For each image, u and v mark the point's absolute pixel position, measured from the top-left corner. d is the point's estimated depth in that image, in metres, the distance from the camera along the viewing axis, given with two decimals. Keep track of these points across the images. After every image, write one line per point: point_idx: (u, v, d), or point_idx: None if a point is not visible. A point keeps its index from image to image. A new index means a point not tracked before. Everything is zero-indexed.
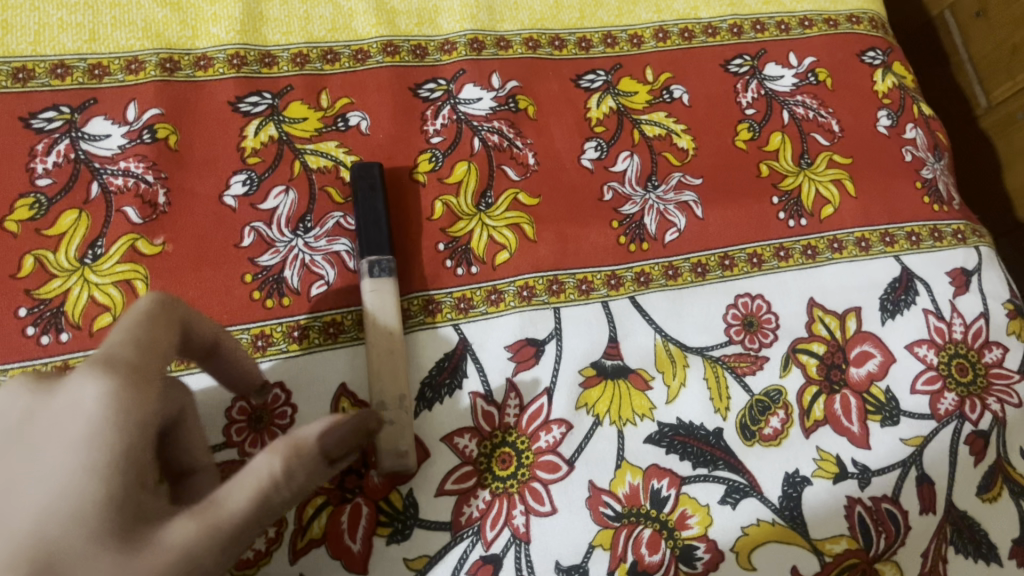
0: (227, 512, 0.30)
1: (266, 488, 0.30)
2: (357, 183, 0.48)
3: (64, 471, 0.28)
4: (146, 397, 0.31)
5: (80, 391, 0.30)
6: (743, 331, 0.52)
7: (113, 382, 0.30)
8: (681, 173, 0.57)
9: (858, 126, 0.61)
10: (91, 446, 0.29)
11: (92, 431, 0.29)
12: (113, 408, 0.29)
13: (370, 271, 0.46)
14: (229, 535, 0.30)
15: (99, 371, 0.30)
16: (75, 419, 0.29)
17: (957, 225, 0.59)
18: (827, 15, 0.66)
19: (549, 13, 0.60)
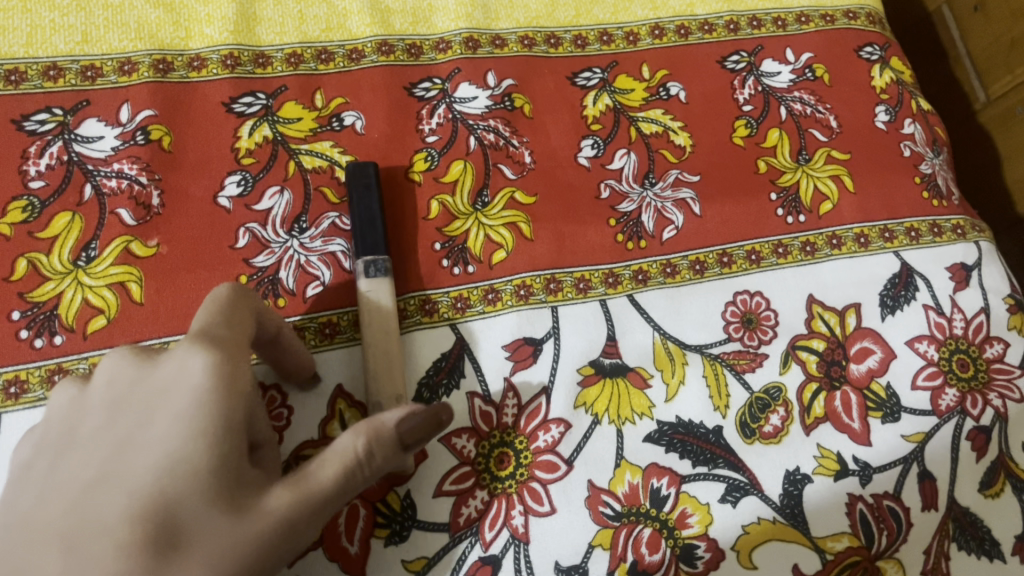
0: (317, 485, 0.32)
1: (352, 464, 0.33)
2: (352, 183, 0.48)
3: (175, 439, 0.31)
4: (242, 373, 0.34)
5: (187, 365, 0.33)
6: (742, 328, 0.52)
7: (217, 357, 0.33)
8: (678, 170, 0.56)
9: (857, 122, 0.61)
10: (204, 412, 0.32)
11: (201, 399, 0.32)
12: (218, 379, 0.32)
13: (367, 271, 0.46)
14: (319, 505, 0.32)
15: (204, 347, 0.33)
16: (183, 390, 0.32)
17: (957, 220, 0.59)
18: (824, 10, 0.65)
19: (544, 10, 0.60)
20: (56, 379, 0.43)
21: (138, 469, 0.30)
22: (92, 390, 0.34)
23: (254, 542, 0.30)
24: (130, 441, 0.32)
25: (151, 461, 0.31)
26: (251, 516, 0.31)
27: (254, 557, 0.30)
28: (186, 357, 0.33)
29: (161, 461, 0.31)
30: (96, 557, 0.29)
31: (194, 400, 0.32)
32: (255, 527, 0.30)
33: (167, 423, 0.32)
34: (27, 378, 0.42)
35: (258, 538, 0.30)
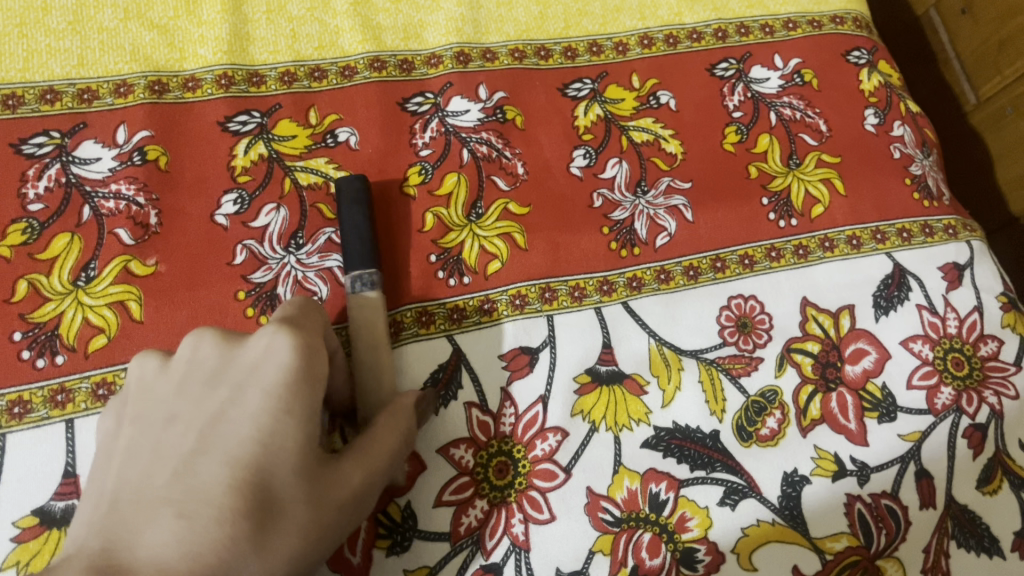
0: (377, 461, 0.38)
1: (398, 444, 0.39)
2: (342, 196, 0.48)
3: (268, 413, 0.34)
4: (322, 358, 0.37)
5: (273, 347, 0.36)
6: (737, 332, 0.53)
7: (301, 340, 0.36)
8: (670, 177, 0.57)
9: (846, 125, 0.62)
10: (294, 390, 0.35)
11: (288, 378, 0.35)
12: (304, 361, 0.36)
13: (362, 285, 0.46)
14: (380, 478, 0.38)
15: (288, 330, 0.36)
16: (271, 369, 0.35)
17: (948, 220, 0.59)
18: (811, 16, 0.66)
19: (534, 23, 0.61)
20: (58, 398, 0.43)
21: (231, 440, 0.33)
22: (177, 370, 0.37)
23: (339, 508, 0.35)
24: (220, 414, 0.35)
25: (245, 436, 0.33)
26: (334, 486, 0.35)
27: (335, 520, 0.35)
28: (270, 340, 0.36)
29: (253, 434, 0.33)
30: (203, 515, 0.31)
31: (280, 380, 0.35)
32: (342, 495, 0.35)
33: (257, 399, 0.34)
34: (30, 398, 0.43)
35: (340, 504, 0.35)
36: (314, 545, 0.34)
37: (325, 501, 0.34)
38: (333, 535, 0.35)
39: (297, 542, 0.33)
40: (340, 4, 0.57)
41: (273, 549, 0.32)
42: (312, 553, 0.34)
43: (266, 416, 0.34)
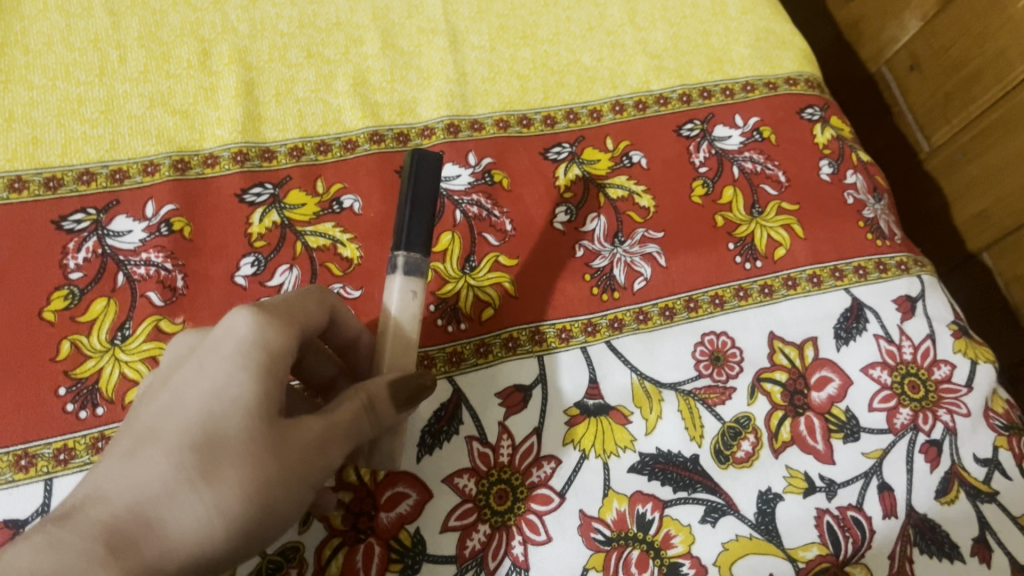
0: (338, 419, 0.39)
1: (362, 406, 0.41)
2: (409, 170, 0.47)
3: (223, 375, 0.37)
4: (282, 331, 0.39)
5: (233, 320, 0.39)
6: (711, 365, 0.58)
7: (257, 313, 0.39)
8: (644, 229, 0.63)
9: (803, 175, 0.68)
10: (247, 354, 0.38)
11: (242, 345, 0.38)
12: (257, 330, 0.38)
13: (404, 271, 0.47)
14: (345, 433, 0.39)
15: (246, 305, 0.39)
16: (228, 338, 0.38)
17: (900, 258, 0.65)
18: (767, 79, 0.73)
19: (516, 96, 0.67)
20: (99, 445, 0.48)
21: (190, 398, 0.37)
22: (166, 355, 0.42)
23: (294, 456, 0.38)
24: (184, 378, 0.38)
25: (197, 394, 0.37)
26: (289, 438, 0.38)
27: (288, 469, 0.37)
28: (232, 314, 0.39)
29: (209, 393, 0.37)
30: (153, 458, 0.36)
31: (234, 346, 0.38)
32: (298, 447, 0.38)
33: (214, 363, 0.38)
34: (74, 446, 0.48)
35: (294, 456, 0.38)
36: (267, 488, 0.37)
37: (274, 452, 0.37)
38: (289, 483, 0.37)
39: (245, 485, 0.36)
40: (341, 86, 0.64)
41: (220, 488, 0.36)
42: (266, 498, 0.37)
43: (220, 374, 0.37)
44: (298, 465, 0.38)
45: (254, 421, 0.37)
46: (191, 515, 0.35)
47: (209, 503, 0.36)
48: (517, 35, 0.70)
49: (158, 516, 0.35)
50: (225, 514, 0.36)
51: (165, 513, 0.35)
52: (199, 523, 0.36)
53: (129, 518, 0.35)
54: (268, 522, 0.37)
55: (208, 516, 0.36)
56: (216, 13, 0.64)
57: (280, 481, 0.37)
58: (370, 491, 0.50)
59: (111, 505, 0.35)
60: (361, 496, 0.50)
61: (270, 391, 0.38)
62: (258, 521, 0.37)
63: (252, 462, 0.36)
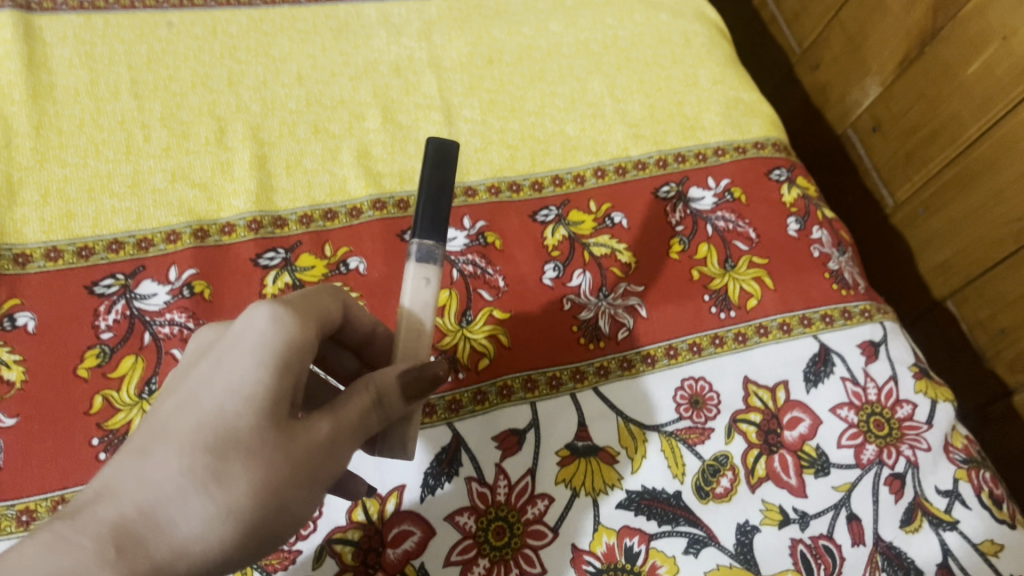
0: (346, 418, 0.40)
1: (371, 402, 0.41)
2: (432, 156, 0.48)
3: (240, 375, 0.38)
4: (300, 333, 0.40)
5: (253, 319, 0.40)
6: (691, 408, 0.63)
7: (276, 313, 0.40)
8: (626, 283, 0.68)
9: (771, 232, 0.73)
10: (263, 355, 0.39)
11: (259, 346, 0.39)
12: (276, 331, 0.39)
13: (422, 256, 0.47)
14: (352, 433, 0.40)
15: (265, 305, 0.40)
16: (247, 338, 0.39)
17: (863, 305, 0.71)
18: (737, 143, 0.79)
19: (506, 164, 0.73)
20: None
21: (206, 397, 0.38)
22: (190, 356, 0.43)
23: (303, 456, 0.39)
24: (202, 375, 0.39)
25: (214, 393, 0.38)
26: (299, 439, 0.39)
27: (296, 470, 0.39)
28: (251, 314, 0.40)
29: (224, 393, 0.38)
30: (167, 455, 0.37)
31: (253, 346, 0.39)
32: (307, 447, 0.39)
33: (232, 363, 0.39)
34: None
35: (302, 456, 0.39)
36: (275, 487, 0.38)
37: (284, 451, 0.38)
38: (296, 483, 0.39)
39: (255, 485, 0.38)
40: (346, 157, 0.70)
41: (229, 488, 0.37)
42: (273, 497, 0.38)
43: (237, 374, 0.38)
44: (305, 466, 0.39)
45: (265, 422, 0.38)
46: (200, 512, 0.37)
47: (219, 501, 0.37)
48: (506, 108, 0.76)
49: (167, 514, 0.36)
50: (233, 513, 0.37)
51: (174, 511, 0.36)
52: (207, 521, 0.37)
53: (139, 515, 0.36)
54: (273, 521, 0.39)
55: (217, 515, 0.37)
56: (231, 95, 0.70)
57: (288, 481, 0.39)
58: (378, 529, 0.54)
59: (121, 503, 0.36)
60: (370, 534, 0.54)
61: (283, 394, 0.39)
62: (263, 520, 0.39)
63: (262, 463, 0.38)
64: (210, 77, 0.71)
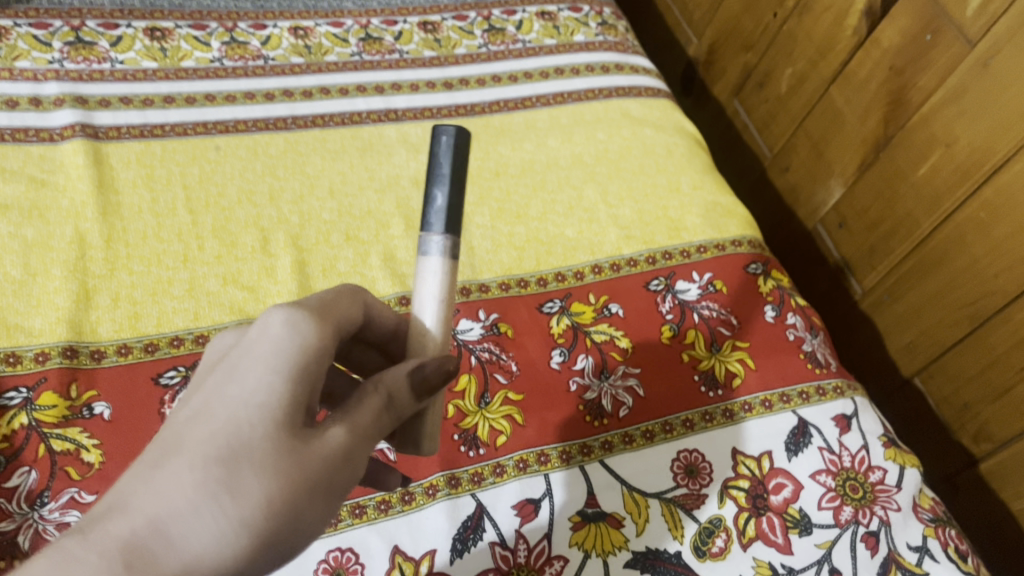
0: (360, 422, 0.42)
1: (383, 404, 0.43)
2: (445, 146, 0.47)
3: (256, 383, 0.39)
4: (313, 340, 0.42)
5: (268, 327, 0.42)
6: (687, 476, 0.70)
7: (291, 320, 0.42)
8: (625, 365, 0.77)
9: (751, 319, 0.83)
10: (277, 363, 0.40)
11: (272, 356, 0.40)
12: (290, 338, 0.41)
13: (440, 252, 0.47)
14: (362, 440, 0.42)
15: (279, 314, 0.42)
16: (262, 346, 0.41)
17: (835, 383, 0.80)
18: (717, 241, 0.89)
19: (515, 263, 0.82)
20: None
21: (221, 405, 0.39)
22: (206, 365, 0.45)
23: (316, 467, 0.39)
24: (216, 385, 0.40)
25: (228, 402, 0.39)
26: (312, 449, 0.40)
27: (308, 481, 0.39)
28: (266, 322, 0.42)
29: (238, 401, 0.39)
30: (179, 467, 0.37)
31: (267, 353, 0.40)
32: (320, 457, 0.40)
33: (247, 371, 0.40)
34: None
35: (315, 465, 0.39)
36: (288, 498, 0.39)
37: (297, 461, 0.39)
38: (309, 493, 0.39)
39: (268, 497, 0.38)
40: (375, 261, 0.79)
41: (242, 500, 0.37)
42: (287, 509, 0.39)
43: (251, 382, 0.40)
44: (317, 476, 0.40)
45: (278, 432, 0.39)
46: (212, 524, 0.37)
47: (231, 514, 0.37)
48: (512, 214, 0.86)
49: (176, 529, 0.36)
50: (246, 527, 0.37)
51: (186, 527, 0.36)
52: (219, 535, 0.37)
53: (148, 530, 0.35)
54: (287, 534, 0.39)
55: (230, 528, 0.37)
56: (272, 208, 0.80)
57: (302, 492, 0.39)
58: None
59: (130, 518, 0.36)
60: None
61: (295, 403, 0.40)
62: (276, 534, 0.39)
63: (275, 474, 0.38)
64: (255, 192, 0.81)
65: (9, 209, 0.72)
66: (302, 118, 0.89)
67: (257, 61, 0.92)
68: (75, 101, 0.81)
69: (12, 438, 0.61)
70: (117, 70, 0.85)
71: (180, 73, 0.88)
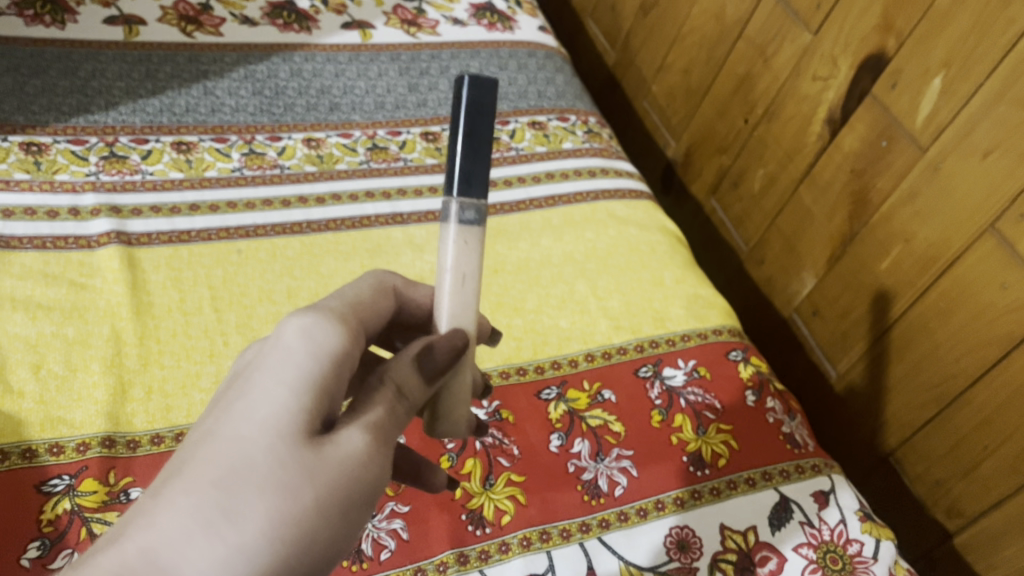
0: (374, 418, 0.44)
1: (394, 395, 0.46)
2: (461, 104, 0.53)
3: (264, 403, 0.41)
4: (323, 357, 0.44)
5: (279, 345, 0.44)
6: (679, 550, 0.76)
7: (303, 335, 0.44)
8: (619, 447, 0.83)
9: (734, 403, 0.89)
10: (284, 382, 0.42)
11: (284, 371, 0.43)
12: (299, 355, 0.43)
13: (455, 214, 0.53)
14: (372, 449, 0.44)
15: (290, 329, 0.44)
16: (273, 364, 0.43)
17: (813, 461, 0.86)
18: (700, 330, 0.96)
19: (514, 352, 0.89)
20: None
21: (227, 428, 0.41)
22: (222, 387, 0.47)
23: (319, 485, 0.41)
24: (225, 406, 0.42)
25: (233, 424, 0.41)
26: (316, 466, 0.41)
27: (311, 498, 0.40)
28: (277, 341, 0.44)
29: (242, 425, 0.41)
30: (179, 496, 0.38)
31: (275, 372, 0.43)
32: (324, 474, 0.41)
33: (255, 391, 0.42)
34: None
35: (319, 483, 0.41)
36: (290, 519, 0.39)
37: (300, 480, 0.40)
38: (313, 511, 0.40)
39: (269, 520, 0.39)
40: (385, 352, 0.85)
41: (241, 524, 0.38)
42: (289, 531, 0.39)
43: (257, 403, 0.41)
44: (325, 493, 0.41)
45: (280, 452, 0.40)
46: (209, 550, 0.37)
47: (228, 539, 0.38)
48: (511, 308, 0.93)
49: (170, 559, 0.37)
50: (247, 549, 0.38)
51: (180, 556, 0.37)
52: (217, 562, 0.37)
53: (141, 561, 0.36)
54: (292, 556, 0.40)
55: (227, 554, 0.38)
56: (291, 306, 0.87)
57: (306, 511, 0.40)
58: None
59: (126, 551, 0.37)
60: None
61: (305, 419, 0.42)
62: (281, 559, 0.39)
63: (279, 493, 0.39)
64: (274, 291, 0.88)
65: (52, 309, 0.79)
66: (317, 222, 0.96)
67: (274, 170, 1.00)
68: (111, 211, 0.89)
69: (57, 522, 0.66)
70: (148, 180, 0.93)
71: (205, 183, 0.96)
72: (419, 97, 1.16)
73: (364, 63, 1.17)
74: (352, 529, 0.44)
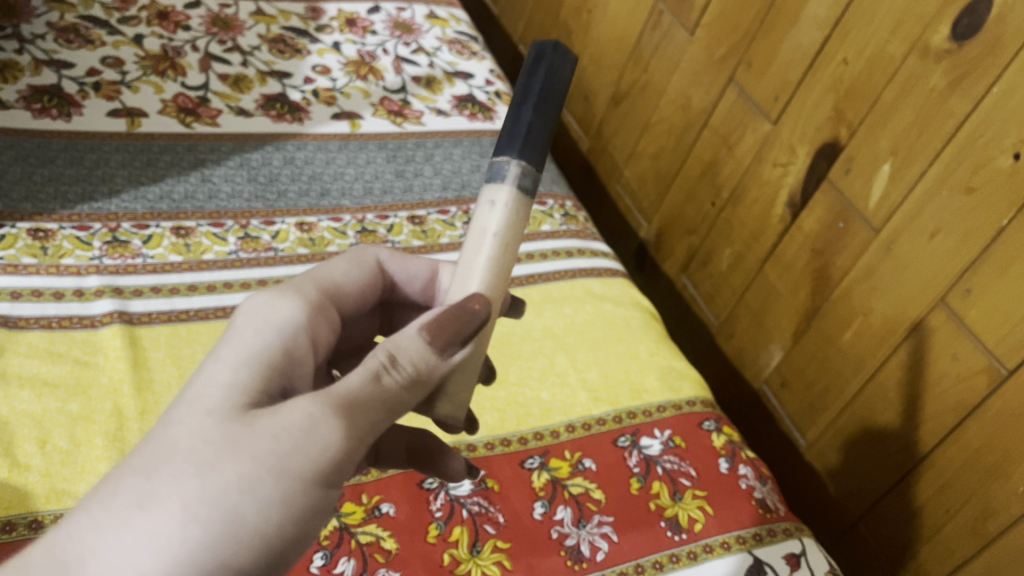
0: (345, 386, 0.48)
1: (385, 364, 0.49)
2: (545, 82, 0.58)
3: (200, 393, 0.48)
4: (260, 341, 0.52)
5: (226, 336, 0.52)
6: None
7: (250, 318, 0.53)
8: (600, 514, 0.86)
9: (708, 470, 0.94)
10: (224, 370, 0.49)
11: (227, 355, 0.51)
12: (240, 343, 0.51)
13: (513, 176, 0.56)
14: (323, 418, 0.46)
15: (240, 319, 0.53)
16: (218, 355, 0.51)
17: (784, 525, 0.91)
18: (675, 402, 1.01)
19: (498, 424, 0.93)
20: None
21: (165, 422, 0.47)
22: None
23: (244, 458, 0.45)
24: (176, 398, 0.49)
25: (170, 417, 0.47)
26: (240, 443, 0.45)
27: (232, 474, 0.44)
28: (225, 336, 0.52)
29: (176, 418, 0.47)
30: (109, 488, 0.45)
31: (218, 360, 0.50)
32: (250, 450, 0.45)
33: (196, 384, 0.49)
34: None
35: (242, 458, 0.45)
36: (209, 494, 0.44)
37: (220, 456, 0.45)
38: (236, 485, 0.44)
39: (187, 497, 0.44)
40: None
41: (158, 504, 0.43)
42: (209, 505, 0.44)
43: (195, 392, 0.48)
44: (245, 471, 0.44)
45: (205, 435, 0.46)
46: (129, 531, 0.43)
47: (146, 519, 0.43)
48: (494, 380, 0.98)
49: (97, 543, 0.43)
50: (164, 525, 0.43)
51: (104, 539, 0.43)
52: (136, 540, 0.43)
53: (71, 547, 0.43)
54: (218, 530, 0.44)
55: (145, 533, 0.43)
56: None
57: (227, 484, 0.44)
58: None
59: (60, 540, 0.43)
60: None
61: (232, 406, 0.47)
62: (206, 535, 0.43)
63: (195, 472, 0.44)
64: None
65: (58, 387, 0.82)
66: None
67: (268, 252, 1.05)
68: (113, 292, 0.93)
69: None
70: (149, 263, 0.98)
71: (202, 265, 1.01)
72: (406, 183, 1.23)
73: (353, 151, 1.24)
74: (298, 511, 0.46)
